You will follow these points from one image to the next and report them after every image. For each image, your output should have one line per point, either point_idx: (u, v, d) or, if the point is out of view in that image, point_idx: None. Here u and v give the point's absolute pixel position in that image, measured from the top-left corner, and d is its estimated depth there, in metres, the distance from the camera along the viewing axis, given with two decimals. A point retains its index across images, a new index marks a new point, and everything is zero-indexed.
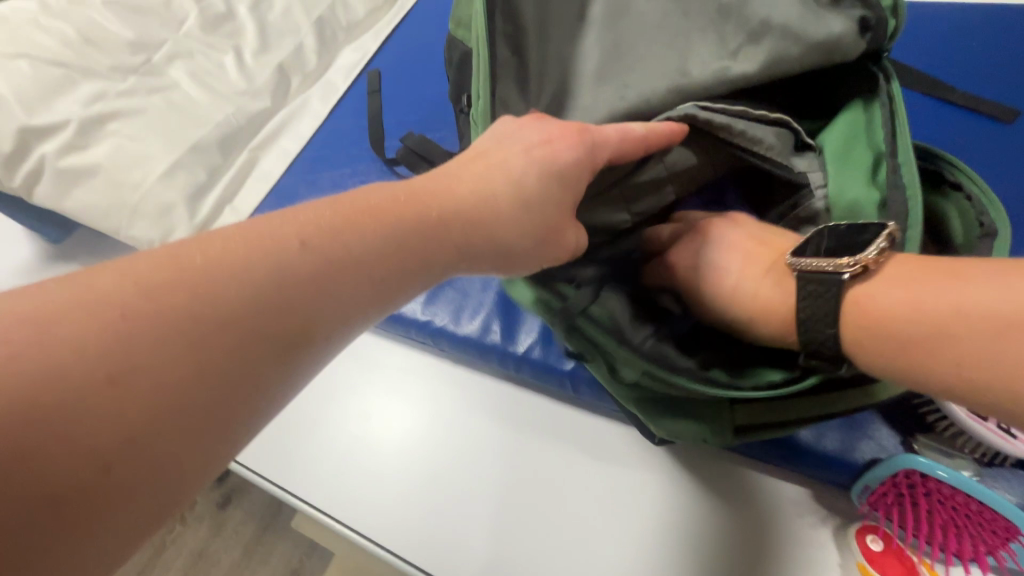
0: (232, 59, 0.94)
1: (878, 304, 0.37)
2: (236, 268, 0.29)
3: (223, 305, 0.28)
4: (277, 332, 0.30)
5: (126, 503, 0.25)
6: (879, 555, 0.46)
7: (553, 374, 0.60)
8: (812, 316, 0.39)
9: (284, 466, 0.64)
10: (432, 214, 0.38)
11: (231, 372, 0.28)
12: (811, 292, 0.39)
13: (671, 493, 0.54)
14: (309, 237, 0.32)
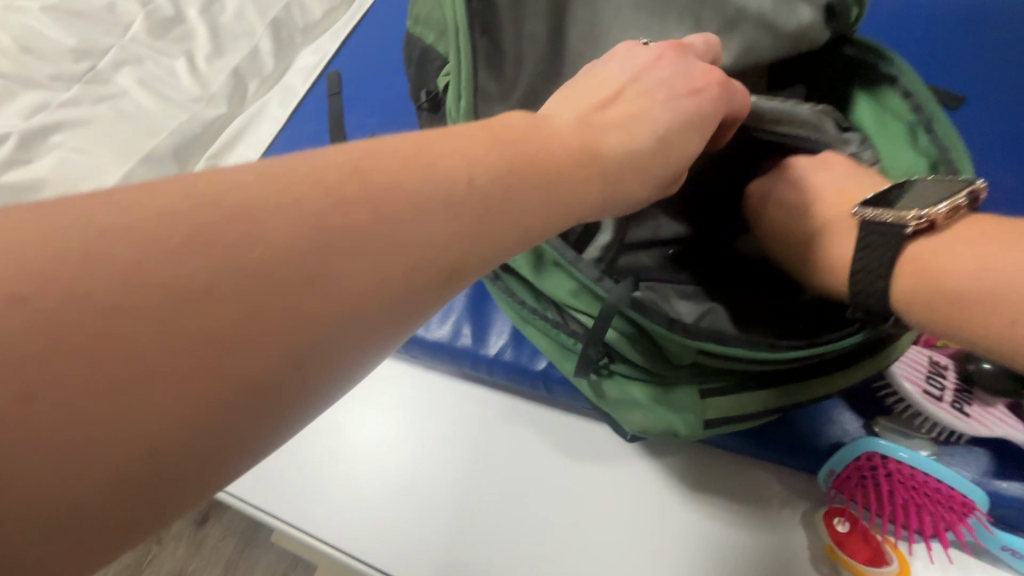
0: (183, 64, 0.91)
1: (937, 258, 0.37)
2: (263, 215, 0.23)
3: (246, 255, 0.23)
4: (321, 304, 0.24)
5: (163, 499, 0.21)
6: (846, 537, 0.47)
7: (525, 375, 0.60)
8: (868, 265, 0.39)
9: (262, 486, 0.62)
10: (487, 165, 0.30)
11: (276, 348, 0.23)
12: (870, 241, 0.40)
13: (650, 491, 0.55)
14: (368, 181, 0.26)
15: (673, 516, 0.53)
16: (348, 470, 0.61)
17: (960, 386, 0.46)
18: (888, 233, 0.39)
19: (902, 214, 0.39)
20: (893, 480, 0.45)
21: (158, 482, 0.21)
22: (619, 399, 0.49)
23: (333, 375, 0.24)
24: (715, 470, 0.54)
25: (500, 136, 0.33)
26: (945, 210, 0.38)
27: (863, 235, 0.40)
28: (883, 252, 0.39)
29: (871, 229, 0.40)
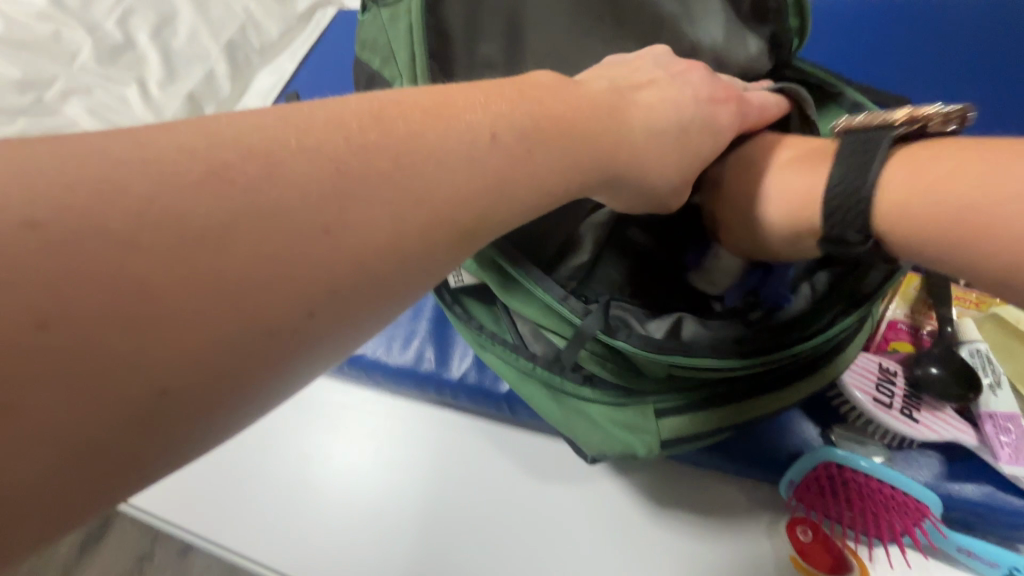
0: (135, 91, 0.89)
1: (909, 166, 0.34)
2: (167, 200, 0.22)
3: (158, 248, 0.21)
4: (261, 315, 0.22)
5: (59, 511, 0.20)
6: (808, 546, 0.47)
7: (490, 398, 0.60)
8: (847, 171, 0.36)
9: (224, 528, 0.60)
10: (424, 167, 0.27)
11: (212, 363, 0.22)
12: (856, 148, 0.37)
13: (618, 510, 0.54)
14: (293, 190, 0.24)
15: (637, 533, 0.53)
16: (313, 504, 0.60)
17: (909, 392, 0.46)
18: (873, 142, 0.36)
19: (892, 116, 0.37)
20: (850, 489, 0.46)
21: (115, 471, 0.21)
22: (563, 419, 0.49)
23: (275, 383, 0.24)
24: (677, 484, 0.54)
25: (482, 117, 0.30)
26: (940, 113, 0.36)
27: (846, 141, 0.38)
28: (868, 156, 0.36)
29: (855, 137, 0.37)
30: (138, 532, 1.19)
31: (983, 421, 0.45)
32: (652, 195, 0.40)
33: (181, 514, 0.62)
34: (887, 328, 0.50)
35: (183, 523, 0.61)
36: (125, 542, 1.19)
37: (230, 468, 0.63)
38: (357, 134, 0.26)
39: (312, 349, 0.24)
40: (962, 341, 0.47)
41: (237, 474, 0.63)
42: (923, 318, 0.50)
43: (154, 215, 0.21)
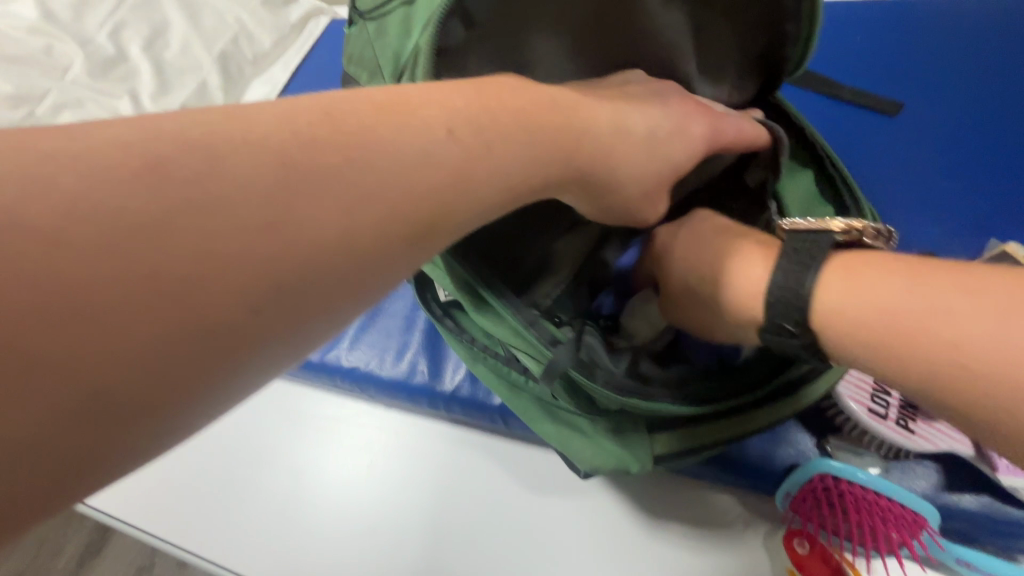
0: (128, 104, 0.89)
1: (845, 293, 0.36)
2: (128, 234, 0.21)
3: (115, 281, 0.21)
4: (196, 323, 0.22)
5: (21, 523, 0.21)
6: (805, 559, 0.46)
7: (483, 410, 0.59)
8: (789, 273, 0.37)
9: (210, 542, 0.60)
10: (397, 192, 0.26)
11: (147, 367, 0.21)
12: (799, 249, 0.38)
13: (613, 522, 0.54)
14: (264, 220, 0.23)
15: (632, 547, 0.52)
16: (299, 515, 0.60)
17: (905, 403, 0.45)
18: (818, 250, 0.38)
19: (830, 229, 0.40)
20: (847, 500, 0.45)
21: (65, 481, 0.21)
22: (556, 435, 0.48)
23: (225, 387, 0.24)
24: (669, 495, 0.54)
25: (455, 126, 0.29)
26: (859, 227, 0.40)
27: (789, 242, 0.39)
28: (813, 256, 0.37)
29: (798, 239, 0.39)
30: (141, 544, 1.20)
31: None
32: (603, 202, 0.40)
33: (167, 527, 0.62)
34: None
35: (170, 536, 0.61)
36: (124, 554, 1.19)
37: (216, 482, 0.63)
38: (335, 157, 0.26)
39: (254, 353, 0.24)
40: None
41: (222, 485, 0.63)
42: None
43: (122, 240, 0.21)
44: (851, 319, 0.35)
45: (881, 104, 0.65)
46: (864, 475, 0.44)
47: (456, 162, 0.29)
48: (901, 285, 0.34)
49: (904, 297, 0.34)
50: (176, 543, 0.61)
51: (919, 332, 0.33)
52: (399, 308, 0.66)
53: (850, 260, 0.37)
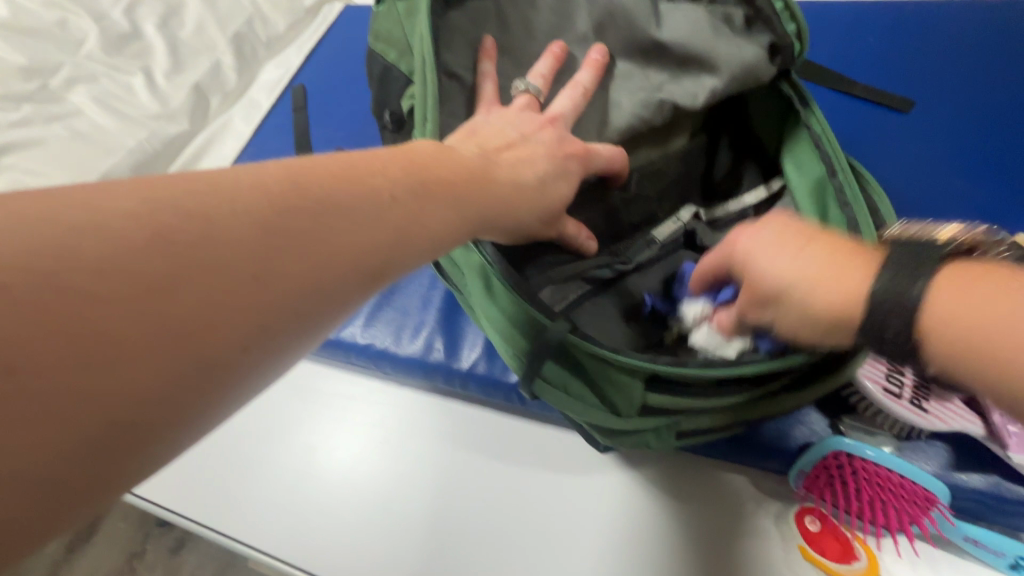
0: (141, 80, 0.88)
1: (943, 299, 0.30)
2: (198, 211, 0.25)
3: (194, 243, 0.24)
4: (226, 229, 0.25)
5: (125, 461, 0.23)
6: (817, 536, 0.48)
7: (499, 388, 0.60)
8: (893, 293, 0.31)
9: (222, 512, 0.60)
10: (395, 202, 0.31)
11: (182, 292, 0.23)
12: (905, 265, 0.31)
13: (630, 500, 0.54)
14: (318, 210, 0.28)
15: (648, 524, 0.53)
16: (313, 489, 0.60)
17: (918, 382, 0.46)
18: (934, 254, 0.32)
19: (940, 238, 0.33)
20: (859, 478, 0.46)
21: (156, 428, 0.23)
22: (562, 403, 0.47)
23: (279, 323, 0.26)
24: (685, 474, 0.54)
25: (411, 179, 0.33)
26: (979, 242, 0.33)
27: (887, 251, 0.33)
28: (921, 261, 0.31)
29: (901, 245, 0.33)
30: (132, 531, 1.18)
31: (991, 412, 0.44)
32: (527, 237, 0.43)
33: (176, 494, 0.62)
34: None
35: (178, 508, 0.61)
36: (115, 541, 1.18)
37: (230, 456, 0.63)
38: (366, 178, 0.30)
39: (279, 261, 0.26)
40: None
41: (236, 460, 0.63)
42: None
43: (201, 219, 0.25)
44: (934, 325, 0.30)
45: (891, 99, 0.65)
46: (873, 453, 0.45)
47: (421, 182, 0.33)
48: (839, 291, 0.33)
49: (793, 326, 0.35)
50: (190, 514, 0.61)
51: (828, 318, 0.33)
52: (415, 288, 0.66)
53: (958, 274, 0.30)
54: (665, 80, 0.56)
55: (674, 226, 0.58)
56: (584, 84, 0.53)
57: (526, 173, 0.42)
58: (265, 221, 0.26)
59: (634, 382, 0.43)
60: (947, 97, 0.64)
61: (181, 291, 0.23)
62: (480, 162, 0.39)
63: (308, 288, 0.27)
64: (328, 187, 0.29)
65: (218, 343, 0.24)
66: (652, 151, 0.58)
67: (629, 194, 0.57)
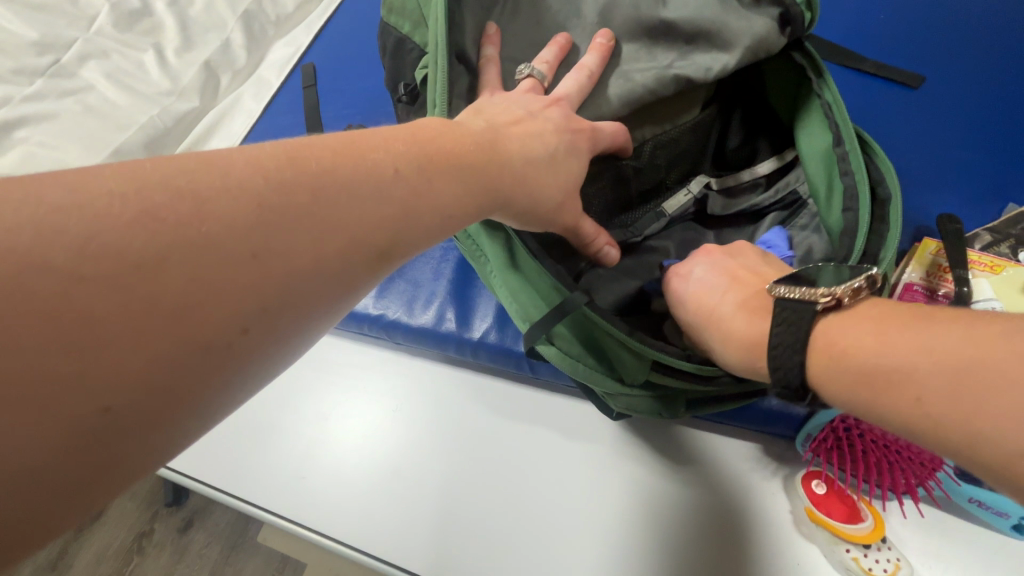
0: (151, 57, 0.89)
1: (846, 336, 0.32)
2: (215, 164, 0.25)
3: (212, 200, 0.24)
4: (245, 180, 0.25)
5: (140, 438, 0.22)
6: (823, 498, 0.48)
7: (510, 357, 0.60)
8: (783, 342, 0.34)
9: (238, 479, 0.62)
10: (414, 158, 0.31)
11: (181, 263, 0.22)
12: (784, 318, 0.34)
13: (640, 467, 0.55)
14: (336, 165, 0.28)
15: (661, 489, 0.54)
16: (326, 461, 0.61)
17: None
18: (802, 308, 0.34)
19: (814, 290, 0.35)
20: (867, 440, 0.47)
21: (165, 406, 0.22)
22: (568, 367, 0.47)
23: (299, 287, 0.25)
24: (696, 442, 0.55)
25: (415, 152, 0.31)
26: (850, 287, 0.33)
27: (776, 311, 0.35)
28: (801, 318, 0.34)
29: (785, 304, 0.35)
30: (141, 510, 1.20)
31: None
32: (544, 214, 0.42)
33: (193, 461, 0.64)
34: (902, 291, 0.52)
35: (195, 475, 0.63)
36: (124, 520, 1.20)
37: (244, 427, 0.64)
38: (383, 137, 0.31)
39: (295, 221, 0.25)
40: (977, 299, 0.48)
41: (252, 433, 0.64)
42: (938, 279, 0.51)
43: (220, 171, 0.25)
44: (822, 370, 0.32)
45: (902, 75, 0.65)
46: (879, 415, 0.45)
47: (436, 144, 0.34)
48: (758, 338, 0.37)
49: (723, 349, 0.40)
50: (208, 482, 0.62)
51: (746, 355, 0.38)
52: (426, 260, 0.67)
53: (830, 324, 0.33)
54: (674, 59, 0.55)
55: (684, 198, 0.60)
56: (590, 67, 0.53)
57: (537, 146, 0.41)
58: (266, 183, 0.25)
59: (639, 365, 0.44)
60: (959, 75, 0.64)
61: (201, 249, 0.23)
62: (492, 129, 0.39)
63: (311, 265, 0.26)
64: (329, 157, 0.28)
65: (214, 329, 0.23)
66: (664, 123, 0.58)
67: (640, 163, 0.58)
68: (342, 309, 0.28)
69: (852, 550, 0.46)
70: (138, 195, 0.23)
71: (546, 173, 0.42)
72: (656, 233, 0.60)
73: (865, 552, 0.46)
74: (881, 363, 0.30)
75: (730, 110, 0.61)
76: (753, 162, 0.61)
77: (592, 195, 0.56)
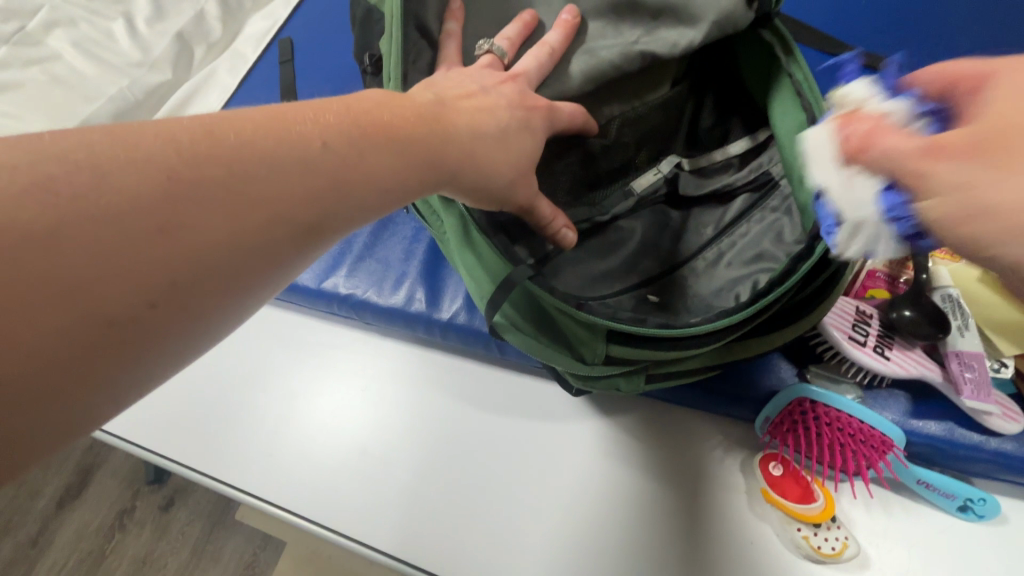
0: (122, 27, 0.86)
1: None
2: (135, 135, 0.25)
3: (130, 170, 0.24)
4: (168, 155, 0.25)
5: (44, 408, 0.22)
6: (779, 479, 0.49)
7: (478, 338, 0.60)
8: None
9: (203, 455, 0.62)
10: (356, 130, 0.31)
11: (97, 231, 0.22)
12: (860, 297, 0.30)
13: (602, 448, 0.56)
14: (266, 138, 0.27)
15: (620, 469, 0.55)
16: (290, 437, 0.61)
17: (883, 332, 0.48)
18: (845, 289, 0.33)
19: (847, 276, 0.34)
20: (822, 423, 0.47)
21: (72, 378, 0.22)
22: (527, 345, 0.47)
23: (217, 260, 0.25)
24: (657, 423, 0.56)
25: (353, 125, 0.31)
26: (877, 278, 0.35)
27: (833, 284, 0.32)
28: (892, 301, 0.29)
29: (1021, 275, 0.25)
30: (121, 488, 1.20)
31: (949, 360, 0.47)
32: (497, 192, 0.42)
33: (159, 437, 0.64)
34: (866, 277, 0.52)
35: (161, 451, 0.63)
36: (104, 498, 1.20)
37: (210, 403, 0.64)
38: (320, 116, 0.30)
39: (214, 191, 0.25)
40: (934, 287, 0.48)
41: (217, 408, 0.64)
42: (901, 268, 0.52)
43: (144, 142, 0.25)
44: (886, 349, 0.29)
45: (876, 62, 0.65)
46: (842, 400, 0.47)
47: (382, 116, 0.33)
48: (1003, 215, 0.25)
49: (955, 175, 0.23)
50: (172, 456, 0.62)
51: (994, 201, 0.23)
52: (397, 239, 0.66)
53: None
54: (639, 35, 0.55)
55: (654, 177, 0.61)
56: (551, 45, 0.53)
57: (487, 122, 0.41)
58: (183, 155, 0.25)
59: (593, 335, 0.45)
60: (933, 63, 0.64)
61: (112, 216, 0.23)
62: (446, 106, 0.39)
63: (235, 238, 0.25)
64: (251, 128, 0.27)
65: (123, 305, 0.23)
66: (632, 98, 0.58)
67: (607, 140, 0.58)
68: (269, 287, 0.27)
69: (803, 529, 0.47)
70: (52, 160, 0.23)
71: (502, 150, 0.41)
72: (626, 212, 0.59)
73: (815, 531, 0.47)
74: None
75: (702, 92, 0.61)
76: (725, 143, 0.60)
77: (558, 169, 0.57)
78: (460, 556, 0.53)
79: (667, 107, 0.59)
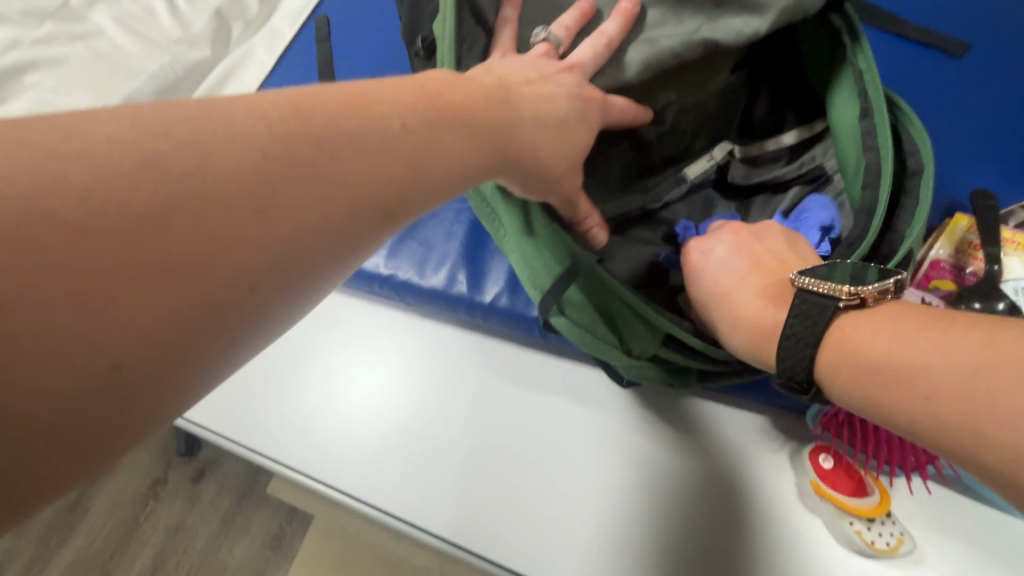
0: (162, 3, 0.86)
1: (863, 333, 0.32)
2: (215, 107, 0.24)
3: (218, 146, 0.23)
4: (249, 128, 0.24)
5: (147, 392, 0.21)
6: (830, 473, 0.47)
7: (521, 322, 0.60)
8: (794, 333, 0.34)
9: (248, 430, 0.63)
10: (423, 109, 0.30)
11: (186, 208, 0.22)
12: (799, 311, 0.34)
13: (648, 437, 0.55)
14: (336, 113, 0.27)
15: (666, 457, 0.54)
16: (334, 416, 0.62)
17: None
18: (816, 305, 0.34)
19: (835, 287, 0.34)
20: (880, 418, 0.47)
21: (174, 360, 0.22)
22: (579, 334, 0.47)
23: (302, 238, 0.24)
24: (703, 411, 0.55)
25: (421, 102, 0.30)
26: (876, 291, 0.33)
27: (794, 302, 0.35)
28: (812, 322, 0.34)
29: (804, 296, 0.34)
30: (156, 458, 1.24)
31: None
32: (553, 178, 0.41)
33: (206, 412, 0.65)
34: (930, 266, 0.51)
35: (208, 425, 0.64)
36: (139, 467, 1.24)
37: (254, 380, 0.65)
38: (389, 93, 0.30)
39: (298, 167, 0.24)
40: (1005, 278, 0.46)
41: (262, 385, 0.65)
42: (968, 257, 0.49)
43: (229, 115, 0.24)
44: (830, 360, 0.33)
45: (945, 43, 0.61)
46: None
47: (449, 94, 0.32)
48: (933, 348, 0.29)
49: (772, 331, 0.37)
50: (219, 430, 0.64)
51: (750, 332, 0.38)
52: (439, 221, 0.66)
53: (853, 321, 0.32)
54: (701, 23, 0.52)
55: (707, 164, 0.59)
56: (610, 34, 0.51)
57: (547, 104, 0.40)
58: (269, 130, 0.25)
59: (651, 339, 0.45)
60: (1007, 44, 0.60)
61: (204, 193, 0.22)
62: (507, 87, 0.38)
63: (321, 210, 0.25)
64: (336, 104, 0.27)
65: (220, 281, 0.22)
66: (688, 84, 0.56)
67: (659, 127, 0.57)
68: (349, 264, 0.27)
69: (856, 523, 0.46)
70: (143, 133, 0.22)
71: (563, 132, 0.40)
72: (678, 199, 0.58)
73: (869, 526, 0.46)
74: (893, 362, 0.30)
75: (758, 79, 0.58)
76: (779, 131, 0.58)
77: (608, 157, 0.56)
78: (504, 538, 0.53)
79: (724, 93, 0.57)
